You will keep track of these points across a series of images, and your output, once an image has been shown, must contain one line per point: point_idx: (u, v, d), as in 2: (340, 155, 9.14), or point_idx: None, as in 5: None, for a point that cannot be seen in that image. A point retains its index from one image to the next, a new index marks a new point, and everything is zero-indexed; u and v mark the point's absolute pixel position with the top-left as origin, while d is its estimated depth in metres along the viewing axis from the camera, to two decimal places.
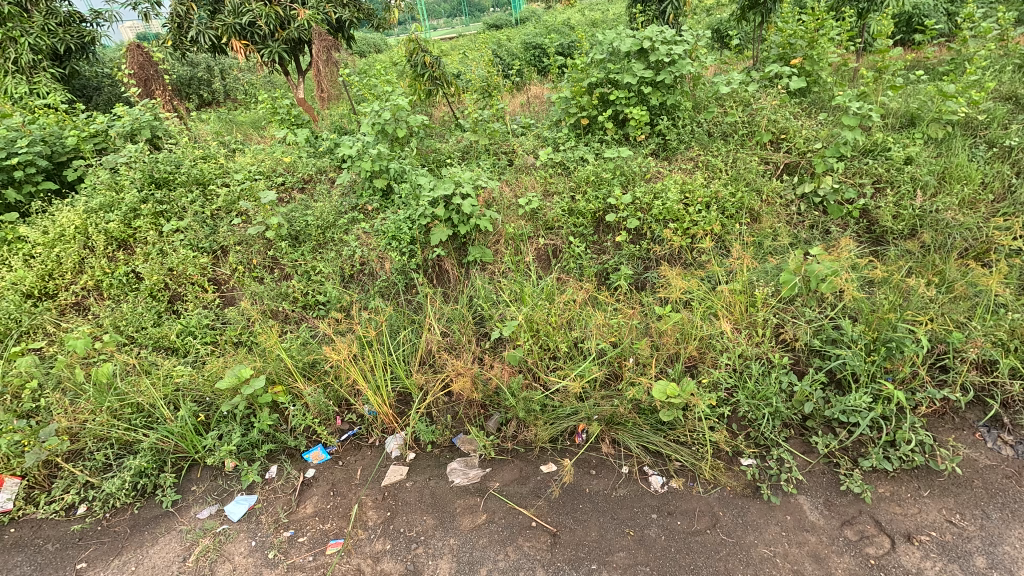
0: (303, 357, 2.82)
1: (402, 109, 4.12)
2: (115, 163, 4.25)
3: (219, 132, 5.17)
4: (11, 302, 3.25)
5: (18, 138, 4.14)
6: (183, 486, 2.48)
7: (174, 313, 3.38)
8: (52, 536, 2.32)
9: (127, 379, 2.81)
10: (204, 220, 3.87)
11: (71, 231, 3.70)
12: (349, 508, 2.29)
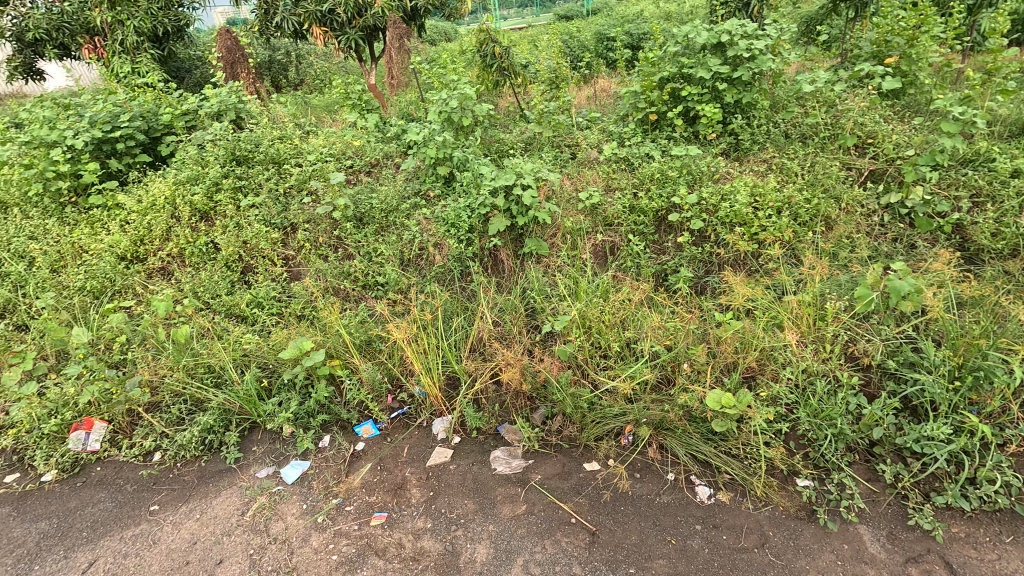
0: (360, 334, 2.93)
1: (469, 98, 4.17)
2: (202, 140, 4.55)
3: (295, 114, 5.42)
4: (108, 263, 3.58)
5: (121, 114, 4.52)
6: (245, 446, 2.64)
7: (246, 283, 3.59)
8: (130, 478, 2.54)
9: (202, 341, 3.02)
10: (277, 197, 4.09)
11: (161, 201, 4.00)
12: (394, 484, 2.37)
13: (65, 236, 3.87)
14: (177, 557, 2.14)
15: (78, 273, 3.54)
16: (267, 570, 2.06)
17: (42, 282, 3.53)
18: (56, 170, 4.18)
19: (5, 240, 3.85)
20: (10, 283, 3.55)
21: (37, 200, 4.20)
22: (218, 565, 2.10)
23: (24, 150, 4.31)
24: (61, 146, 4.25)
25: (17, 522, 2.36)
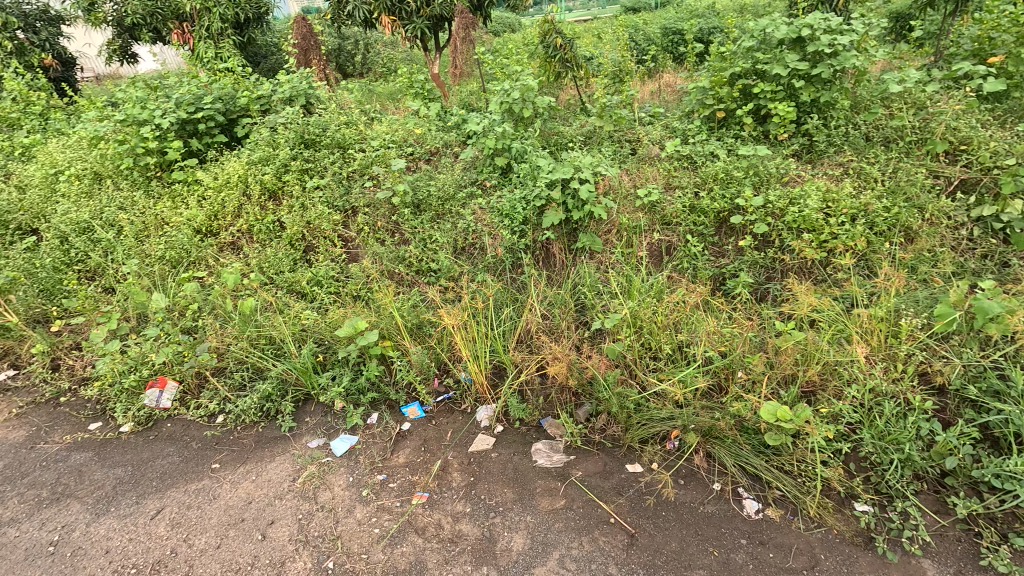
0: (412, 317, 3.00)
1: (531, 90, 4.16)
2: (275, 123, 4.76)
3: (361, 101, 5.59)
4: (185, 236, 3.83)
5: (203, 95, 4.81)
6: (299, 416, 2.78)
7: (307, 261, 3.75)
8: (196, 436, 2.72)
9: (265, 314, 3.19)
10: (341, 180, 4.24)
11: (235, 180, 4.23)
12: (437, 466, 2.43)
13: (149, 208, 4.19)
14: (234, 514, 2.28)
15: (159, 243, 3.81)
16: (313, 535, 2.16)
17: (128, 250, 3.82)
18: (145, 146, 4.51)
19: (98, 209, 4.19)
20: (101, 249, 3.87)
21: (127, 173, 4.55)
22: (270, 525, 2.22)
23: (119, 127, 4.68)
24: (151, 124, 4.57)
25: (97, 467, 2.58)
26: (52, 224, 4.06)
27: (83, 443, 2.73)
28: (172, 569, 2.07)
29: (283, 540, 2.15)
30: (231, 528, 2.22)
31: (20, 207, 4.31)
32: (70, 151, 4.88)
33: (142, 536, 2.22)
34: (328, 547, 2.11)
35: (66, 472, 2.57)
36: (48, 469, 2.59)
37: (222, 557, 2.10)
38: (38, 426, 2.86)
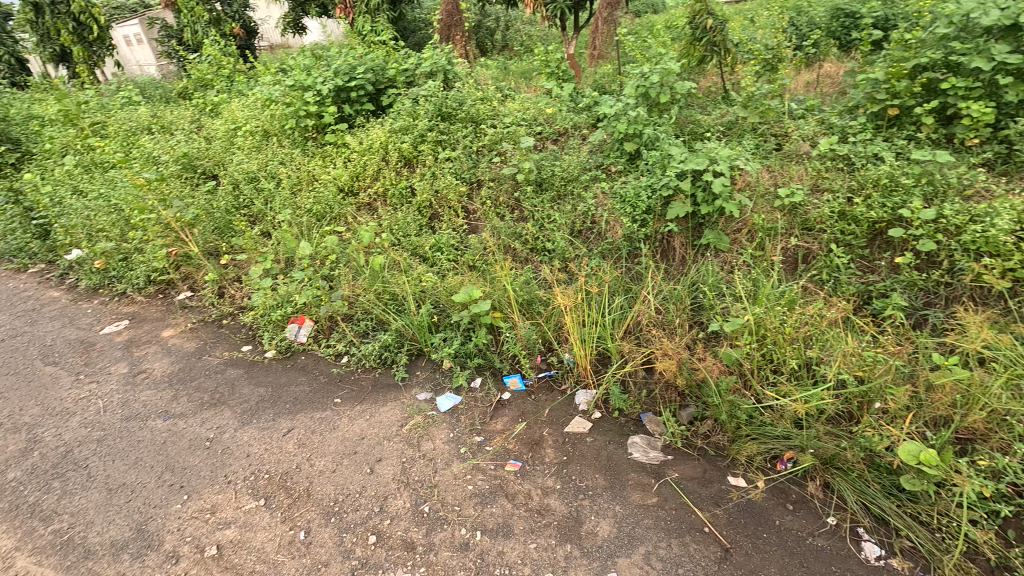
0: (523, 293, 3.07)
1: (671, 74, 3.98)
2: (417, 95, 5.04)
3: (497, 77, 5.72)
4: (331, 193, 4.24)
5: (358, 66, 5.23)
6: (411, 369, 2.99)
7: (431, 228, 3.98)
8: (323, 371, 3.06)
9: (391, 272, 3.46)
10: (471, 154, 4.41)
11: (377, 145, 4.58)
12: (532, 438, 2.49)
13: (304, 165, 4.69)
14: (348, 446, 2.54)
15: (309, 198, 4.26)
16: (414, 479, 2.34)
17: (284, 200, 4.33)
18: (307, 110, 5.04)
19: (264, 163, 4.78)
20: (263, 198, 4.43)
21: (289, 133, 5.13)
22: (378, 461, 2.44)
23: (288, 91, 5.27)
24: (313, 90, 5.09)
25: (245, 383, 3.01)
26: (228, 172, 4.72)
27: (236, 361, 3.20)
28: (296, 482, 2.37)
29: (387, 478, 2.35)
30: (345, 458, 2.47)
31: (206, 156, 5.06)
32: (247, 111, 5.60)
33: (274, 448, 2.56)
34: (426, 493, 2.27)
35: (222, 383, 3.03)
36: (209, 378, 3.07)
37: (336, 481, 2.36)
38: (204, 341, 3.40)
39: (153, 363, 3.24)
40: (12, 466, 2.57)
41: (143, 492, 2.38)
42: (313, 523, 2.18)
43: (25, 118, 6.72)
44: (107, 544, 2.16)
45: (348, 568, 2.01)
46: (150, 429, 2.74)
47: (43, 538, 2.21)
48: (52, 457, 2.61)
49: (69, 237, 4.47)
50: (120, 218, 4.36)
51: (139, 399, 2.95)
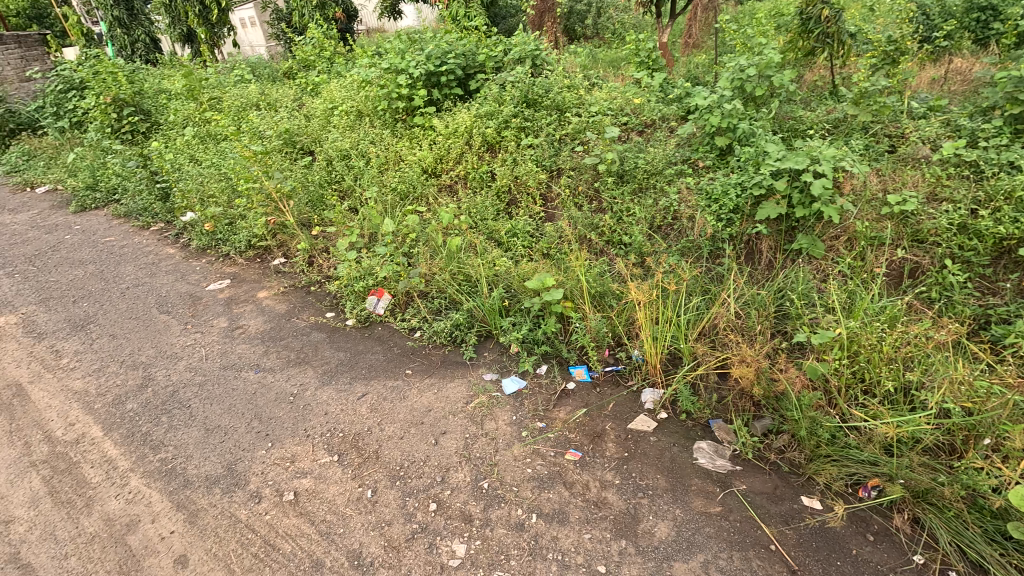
0: (596, 285, 3.04)
1: (773, 66, 3.74)
2: (504, 81, 5.08)
3: (585, 65, 5.63)
4: (415, 173, 4.40)
5: (450, 51, 5.35)
6: (479, 349, 3.07)
7: (509, 213, 4.03)
8: (397, 343, 3.21)
9: (467, 254, 3.55)
10: (553, 142, 4.40)
11: (462, 130, 4.68)
12: (594, 431, 2.48)
13: (392, 146, 4.89)
14: (416, 416, 2.65)
15: (394, 177, 4.44)
16: (475, 455, 2.41)
17: (371, 177, 4.54)
18: (399, 93, 5.24)
19: (356, 141, 5.04)
20: (353, 175, 4.68)
21: (381, 114, 5.36)
22: (442, 434, 2.54)
23: (382, 74, 5.50)
24: (405, 73, 5.28)
25: (327, 347, 3.22)
26: (323, 149, 5.02)
27: (320, 326, 3.43)
28: (366, 444, 2.52)
29: (450, 451, 2.44)
30: (412, 427, 2.59)
31: (305, 132, 5.41)
32: (344, 92, 5.92)
33: (349, 410, 2.73)
34: (485, 470, 2.33)
35: (306, 344, 3.26)
36: (296, 338, 3.32)
37: (402, 448, 2.48)
38: (293, 304, 3.67)
39: (248, 320, 3.55)
40: (130, 398, 2.93)
41: (234, 435, 2.63)
42: (379, 484, 2.31)
43: (156, 92, 7.51)
44: (202, 476, 2.42)
45: (408, 530, 2.11)
46: (243, 379, 3.01)
47: (152, 464, 2.50)
48: (162, 394, 2.94)
49: (185, 201, 4.97)
50: (228, 186, 4.78)
51: (235, 351, 3.25)
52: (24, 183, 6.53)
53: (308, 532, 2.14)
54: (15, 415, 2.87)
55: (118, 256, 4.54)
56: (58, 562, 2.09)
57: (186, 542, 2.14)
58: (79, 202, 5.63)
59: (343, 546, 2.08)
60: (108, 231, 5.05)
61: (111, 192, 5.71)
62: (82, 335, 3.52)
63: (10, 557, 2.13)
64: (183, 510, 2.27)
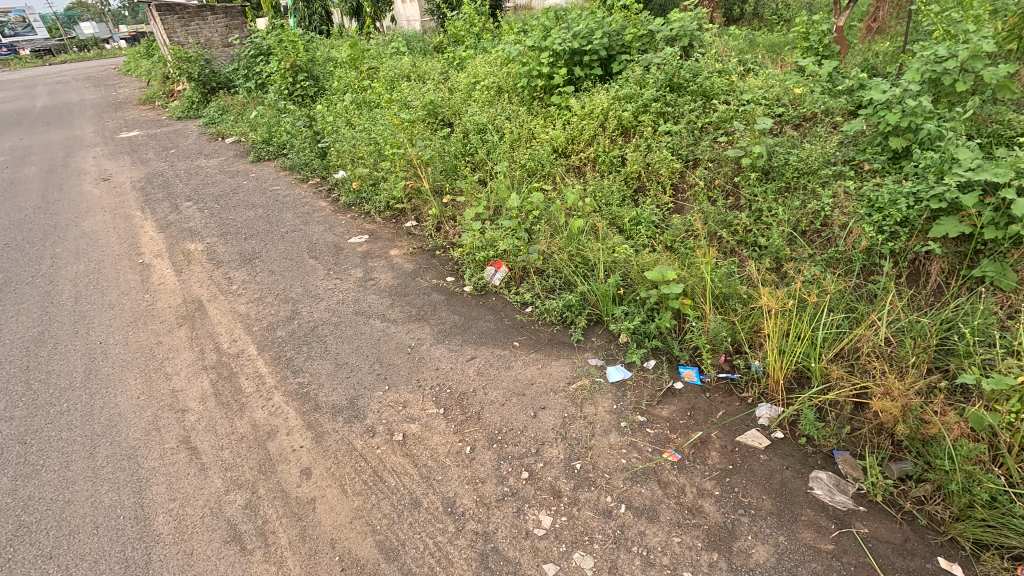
0: (722, 286, 2.87)
1: (981, 57, 3.13)
2: (649, 63, 4.88)
3: (741, 50, 5.21)
4: (545, 152, 4.43)
5: (597, 29, 5.24)
6: (587, 333, 3.06)
7: (635, 201, 3.92)
8: (508, 314, 3.31)
9: (587, 237, 3.53)
10: (694, 130, 4.16)
11: (599, 111, 4.60)
12: (698, 436, 2.37)
13: (527, 123, 4.97)
14: (519, 386, 2.74)
15: (525, 154, 4.52)
16: (571, 435, 2.43)
17: (503, 152, 4.67)
18: (540, 71, 5.28)
19: (493, 116, 5.20)
20: (486, 149, 4.85)
21: (520, 91, 5.47)
22: (541, 408, 2.60)
23: (526, 51, 5.57)
24: (549, 51, 5.29)
25: (444, 308, 3.43)
26: (462, 122, 5.25)
27: (440, 288, 3.65)
28: (470, 403, 2.66)
29: (547, 426, 2.49)
30: (514, 396, 2.68)
31: (447, 105, 5.70)
32: (488, 68, 6.12)
33: (458, 370, 2.90)
34: (580, 451, 2.35)
35: (426, 303, 3.50)
36: (418, 296, 3.58)
37: (503, 414, 2.58)
38: (419, 265, 3.95)
39: (379, 274, 3.89)
40: (281, 327, 3.39)
41: (358, 374, 2.93)
42: (478, 443, 2.44)
43: (325, 61, 8.38)
44: (329, 404, 2.74)
45: (500, 492, 2.22)
46: (370, 326, 3.32)
47: (291, 386, 2.89)
48: (304, 328, 3.36)
49: (338, 161, 5.53)
50: (375, 150, 5.23)
51: (366, 300, 3.59)
52: (217, 134, 7.72)
53: (410, 472, 2.34)
54: (196, 326, 3.46)
55: (282, 203, 5.21)
56: (217, 451, 2.52)
57: (311, 457, 2.45)
58: (256, 154, 6.52)
59: (440, 492, 2.24)
60: (275, 181, 5.81)
61: (281, 147, 6.54)
62: (248, 267, 4.12)
63: (183, 438, 2.61)
64: (311, 430, 2.60)
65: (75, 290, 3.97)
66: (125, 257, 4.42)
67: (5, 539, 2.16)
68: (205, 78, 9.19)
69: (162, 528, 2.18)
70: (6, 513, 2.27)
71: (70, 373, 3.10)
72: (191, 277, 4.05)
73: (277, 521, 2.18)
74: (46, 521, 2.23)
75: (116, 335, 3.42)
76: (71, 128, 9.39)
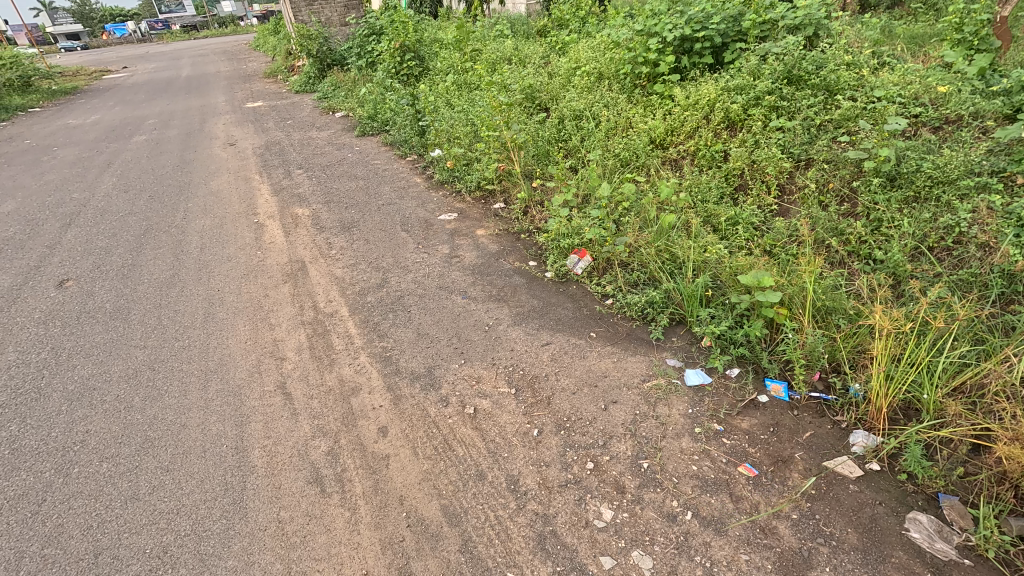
0: (825, 298, 2.67)
1: None
2: (767, 52, 4.55)
3: (877, 41, 4.70)
4: (642, 142, 4.29)
5: (713, 14, 4.95)
6: (668, 333, 2.96)
7: (734, 200, 3.70)
8: (587, 304, 3.28)
9: (678, 234, 3.40)
10: (810, 127, 3.83)
11: (704, 103, 4.37)
12: (779, 454, 2.23)
13: (626, 111, 4.83)
14: (592, 377, 2.72)
15: (620, 143, 4.41)
16: (641, 433, 2.38)
17: (597, 141, 4.58)
18: (646, 57, 5.10)
19: (591, 103, 5.11)
20: (581, 135, 4.78)
21: (622, 78, 5.32)
22: (612, 402, 2.56)
23: (633, 36, 5.39)
24: (658, 37, 5.09)
25: (524, 292, 3.46)
26: (559, 107, 5.22)
27: (522, 272, 3.69)
28: (542, 388, 2.69)
29: (617, 421, 2.46)
30: (587, 386, 2.67)
31: (546, 90, 5.69)
32: (590, 54, 6.02)
33: (532, 353, 2.93)
34: (648, 451, 2.30)
35: (507, 285, 3.55)
36: (500, 278, 3.64)
37: (573, 402, 2.59)
38: (503, 247, 4.01)
39: (464, 252, 4.00)
40: (371, 293, 3.60)
41: (437, 345, 3.05)
42: (546, 428, 2.47)
43: (431, 42, 8.65)
44: (409, 370, 2.89)
45: (563, 478, 2.23)
46: (452, 301, 3.44)
47: (376, 349, 3.07)
48: (392, 296, 3.55)
49: (436, 140, 5.72)
50: (472, 132, 5.35)
51: (450, 276, 3.71)
52: (329, 109, 8.27)
53: (478, 445, 2.42)
54: (298, 284, 3.77)
55: (381, 177, 5.50)
56: (307, 400, 2.75)
57: (388, 417, 2.61)
58: (361, 129, 6.91)
59: (505, 469, 2.30)
60: (377, 155, 6.13)
61: (384, 124, 6.88)
62: (347, 234, 4.41)
63: (280, 384, 2.87)
64: (390, 392, 2.76)
65: (201, 242, 4.47)
66: (243, 216, 4.89)
67: (134, 449, 2.51)
68: (322, 55, 9.83)
69: (257, 461, 2.42)
70: (136, 427, 2.64)
71: (193, 314, 3.51)
72: (297, 239, 4.41)
73: (354, 471, 2.35)
74: (166, 439, 2.56)
75: (231, 284, 3.82)
76: (207, 97, 10.48)
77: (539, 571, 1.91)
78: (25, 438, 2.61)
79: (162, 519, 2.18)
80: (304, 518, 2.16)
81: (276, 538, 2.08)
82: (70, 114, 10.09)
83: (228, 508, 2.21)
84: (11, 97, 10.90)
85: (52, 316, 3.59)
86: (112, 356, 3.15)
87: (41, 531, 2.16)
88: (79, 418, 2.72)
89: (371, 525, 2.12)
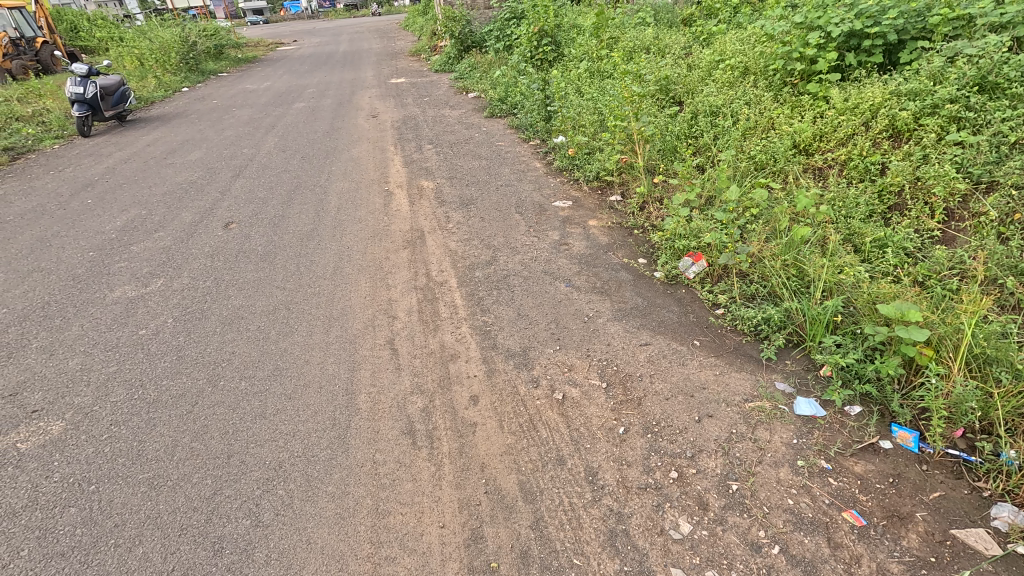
0: (986, 346, 2.30)
1: None
2: (956, 52, 3.90)
3: None
4: (783, 145, 3.96)
5: (893, 8, 4.36)
6: (781, 354, 2.74)
7: (885, 220, 3.29)
8: (695, 310, 3.13)
9: (811, 250, 3.11)
10: (999, 143, 3.27)
11: (865, 107, 3.91)
12: (895, 509, 1.98)
13: (769, 111, 4.47)
14: (689, 386, 2.61)
15: (758, 144, 4.09)
16: (734, 453, 2.25)
17: (732, 140, 4.30)
18: (802, 53, 4.67)
19: (731, 100, 4.80)
20: (714, 133, 4.53)
21: (770, 75, 4.93)
22: (707, 415, 2.44)
23: (791, 29, 4.94)
24: (821, 31, 4.63)
25: (629, 288, 3.39)
26: (694, 102, 4.97)
27: (629, 267, 3.61)
28: (634, 387, 2.64)
29: (710, 435, 2.34)
30: (682, 395, 2.56)
31: (682, 82, 5.45)
32: (737, 46, 5.64)
33: (629, 351, 2.88)
34: (741, 473, 2.17)
35: (613, 279, 3.50)
36: (606, 271, 3.60)
37: (664, 408, 2.51)
38: (614, 240, 3.95)
39: (574, 240, 4.01)
40: (479, 269, 3.75)
41: (535, 327, 3.12)
42: (632, 428, 2.43)
43: (570, 27, 8.63)
44: (505, 347, 2.99)
45: (643, 481, 2.19)
46: (555, 287, 3.48)
47: (477, 322, 3.22)
48: (498, 274, 3.67)
49: (561, 127, 5.74)
50: (598, 120, 5.29)
51: (556, 262, 3.75)
52: (463, 89, 8.65)
53: (562, 431, 2.45)
54: (416, 251, 4.05)
55: (502, 158, 5.67)
56: (410, 357, 2.97)
57: (480, 388, 2.73)
58: (491, 111, 7.15)
59: (585, 459, 2.31)
60: (501, 137, 6.30)
61: (513, 107, 7.06)
62: (464, 210, 4.62)
63: (389, 340, 3.13)
64: (484, 365, 2.88)
65: (339, 202, 4.96)
66: (376, 182, 5.32)
67: (267, 374, 2.90)
68: (464, 36, 10.26)
69: (362, 404, 2.68)
70: (269, 355, 3.04)
71: (325, 266, 3.92)
72: (419, 209, 4.71)
73: (443, 431, 2.51)
74: (292, 370, 2.92)
75: (359, 244, 4.20)
76: (359, 71, 11.46)
77: (606, 566, 1.91)
78: (188, 348, 3.14)
79: (281, 437, 2.51)
80: (395, 463, 2.36)
81: (369, 475, 2.31)
82: (249, 79, 11.64)
83: (334, 440, 2.48)
84: (207, 63, 12.78)
85: (217, 251, 4.22)
86: (258, 292, 3.64)
87: (192, 427, 2.59)
88: (228, 339, 3.20)
89: (452, 483, 2.25)
